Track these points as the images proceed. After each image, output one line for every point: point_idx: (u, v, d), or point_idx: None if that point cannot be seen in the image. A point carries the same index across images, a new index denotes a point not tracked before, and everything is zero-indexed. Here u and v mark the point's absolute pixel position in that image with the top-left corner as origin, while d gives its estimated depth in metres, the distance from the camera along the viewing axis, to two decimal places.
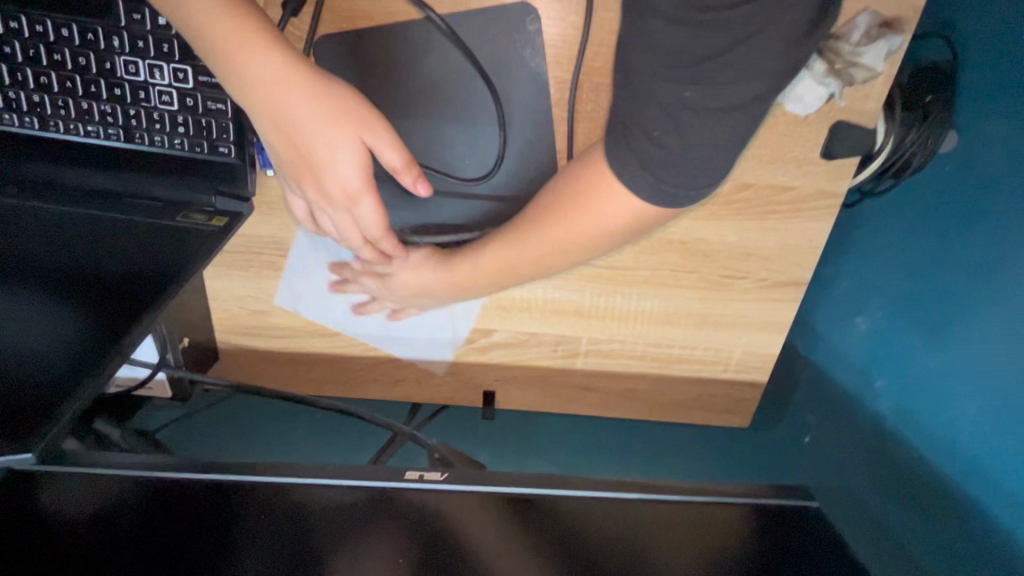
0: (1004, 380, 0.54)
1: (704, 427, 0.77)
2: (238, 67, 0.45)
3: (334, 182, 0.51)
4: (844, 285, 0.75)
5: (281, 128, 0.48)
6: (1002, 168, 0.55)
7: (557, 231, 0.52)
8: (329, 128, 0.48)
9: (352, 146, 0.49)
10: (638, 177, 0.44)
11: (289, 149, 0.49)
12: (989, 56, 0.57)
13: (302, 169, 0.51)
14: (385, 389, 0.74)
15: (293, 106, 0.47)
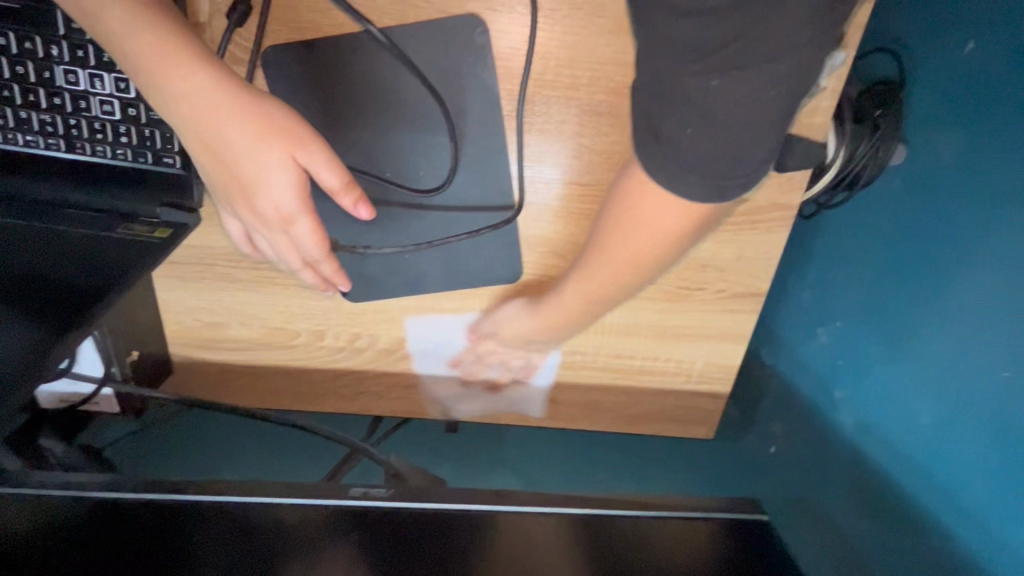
0: (960, 391, 0.55)
1: (668, 439, 0.76)
2: (160, 81, 0.43)
3: (266, 202, 0.48)
4: (804, 297, 0.75)
5: (206, 144, 0.45)
6: (948, 181, 0.56)
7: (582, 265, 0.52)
8: (259, 146, 0.45)
9: (285, 164, 0.46)
10: (679, 180, 0.39)
11: (216, 167, 0.46)
12: (935, 73, 0.58)
13: (232, 188, 0.48)
14: (345, 402, 0.73)
15: (221, 124, 0.44)
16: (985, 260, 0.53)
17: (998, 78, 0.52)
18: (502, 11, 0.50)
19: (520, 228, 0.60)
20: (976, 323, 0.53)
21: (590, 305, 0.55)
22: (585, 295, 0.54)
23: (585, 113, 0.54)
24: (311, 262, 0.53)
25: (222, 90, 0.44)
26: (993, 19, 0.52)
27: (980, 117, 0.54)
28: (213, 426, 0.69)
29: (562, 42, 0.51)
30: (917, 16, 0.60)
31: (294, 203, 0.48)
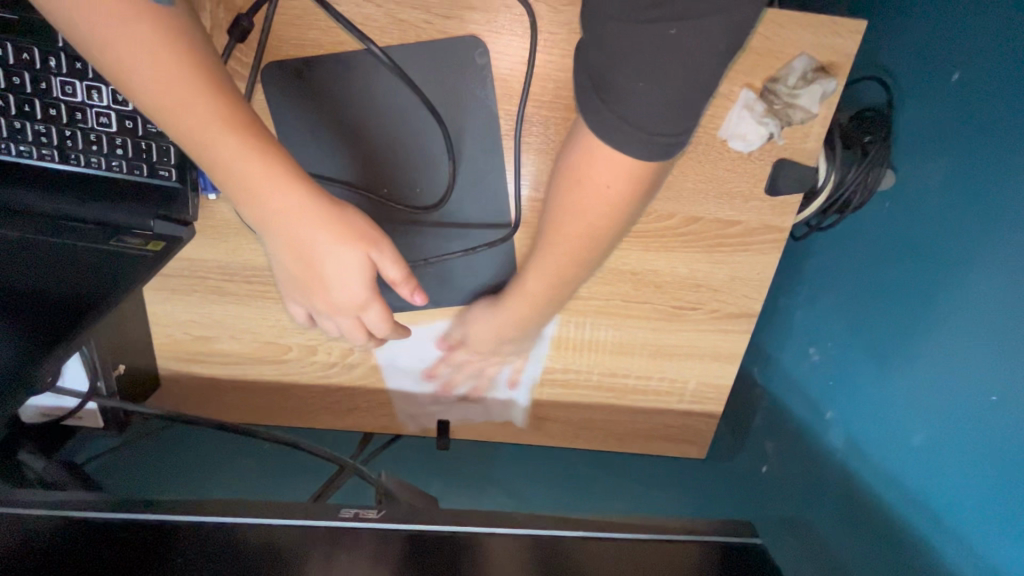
0: (943, 417, 0.56)
1: (661, 457, 0.76)
2: (249, 195, 0.45)
3: (340, 295, 0.52)
4: (796, 316, 0.76)
5: (295, 250, 0.49)
6: (933, 213, 0.58)
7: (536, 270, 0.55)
8: (334, 250, 0.48)
9: (361, 267, 0.50)
10: (625, 134, 0.41)
11: (297, 266, 0.50)
12: (922, 100, 0.60)
13: (310, 284, 0.52)
14: (336, 418, 0.72)
15: (303, 234, 0.47)
16: (978, 280, 0.53)
17: (987, 101, 0.53)
18: (503, 32, 0.51)
19: (516, 245, 0.60)
20: (959, 352, 0.54)
21: (557, 289, 0.55)
22: (553, 278, 0.54)
23: None
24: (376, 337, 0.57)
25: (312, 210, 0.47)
26: (980, 54, 0.54)
27: (968, 141, 0.55)
28: (197, 446, 0.67)
29: (561, 63, 0.52)
30: (905, 46, 0.62)
31: (365, 296, 0.52)
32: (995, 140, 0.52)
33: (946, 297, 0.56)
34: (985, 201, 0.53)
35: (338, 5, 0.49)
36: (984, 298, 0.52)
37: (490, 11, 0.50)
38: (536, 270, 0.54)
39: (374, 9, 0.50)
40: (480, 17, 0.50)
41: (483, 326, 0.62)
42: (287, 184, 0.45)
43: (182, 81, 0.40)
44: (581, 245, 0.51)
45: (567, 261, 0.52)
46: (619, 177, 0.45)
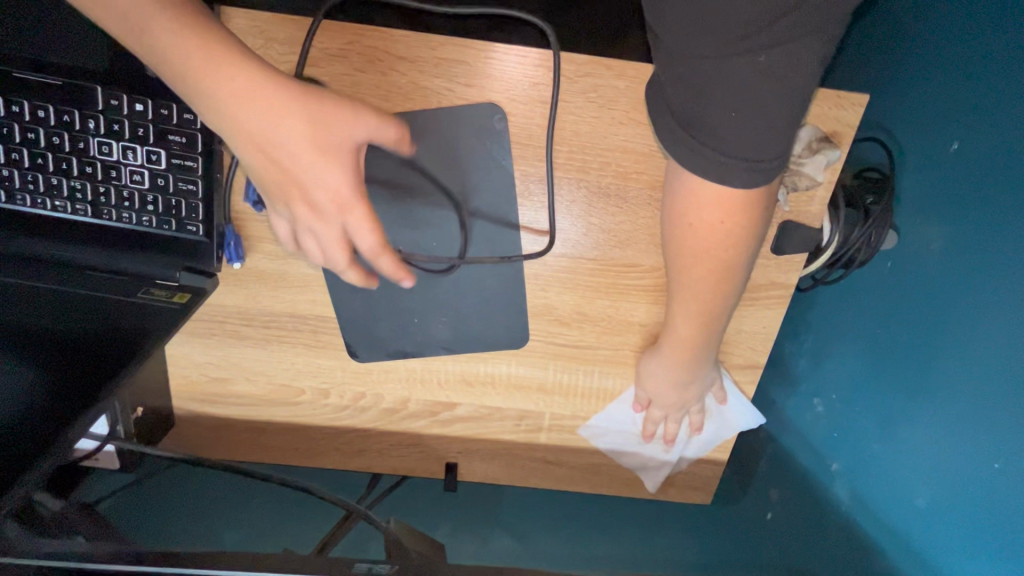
0: (947, 481, 0.58)
1: (667, 503, 0.77)
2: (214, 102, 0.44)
3: (319, 193, 0.47)
4: (799, 365, 0.77)
5: (262, 136, 0.45)
6: (933, 281, 0.60)
7: (680, 315, 0.58)
8: (306, 124, 0.45)
9: (340, 150, 0.46)
10: (726, 166, 0.46)
11: (270, 163, 0.46)
12: (921, 166, 0.62)
13: (286, 188, 0.47)
14: (346, 459, 0.73)
15: (264, 118, 0.44)
16: (979, 350, 0.55)
17: (982, 176, 0.56)
18: (521, 100, 0.53)
19: (528, 296, 0.62)
20: (960, 420, 0.56)
21: (708, 327, 0.58)
22: (702, 316, 0.57)
23: (595, 194, 0.57)
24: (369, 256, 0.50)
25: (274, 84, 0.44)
26: (982, 131, 0.56)
27: (966, 210, 0.57)
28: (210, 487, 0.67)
29: (575, 129, 0.54)
30: (906, 113, 0.65)
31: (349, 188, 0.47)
32: (994, 214, 0.54)
33: (945, 361, 0.58)
34: (982, 276, 0.55)
35: (365, 73, 0.52)
36: (982, 370, 0.55)
37: (510, 80, 0.53)
38: (684, 315, 0.58)
39: (398, 77, 0.52)
40: (499, 86, 0.53)
41: (661, 378, 0.63)
42: (239, 62, 0.43)
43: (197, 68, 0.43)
44: (705, 287, 0.55)
45: (698, 299, 0.56)
46: (732, 215, 0.50)
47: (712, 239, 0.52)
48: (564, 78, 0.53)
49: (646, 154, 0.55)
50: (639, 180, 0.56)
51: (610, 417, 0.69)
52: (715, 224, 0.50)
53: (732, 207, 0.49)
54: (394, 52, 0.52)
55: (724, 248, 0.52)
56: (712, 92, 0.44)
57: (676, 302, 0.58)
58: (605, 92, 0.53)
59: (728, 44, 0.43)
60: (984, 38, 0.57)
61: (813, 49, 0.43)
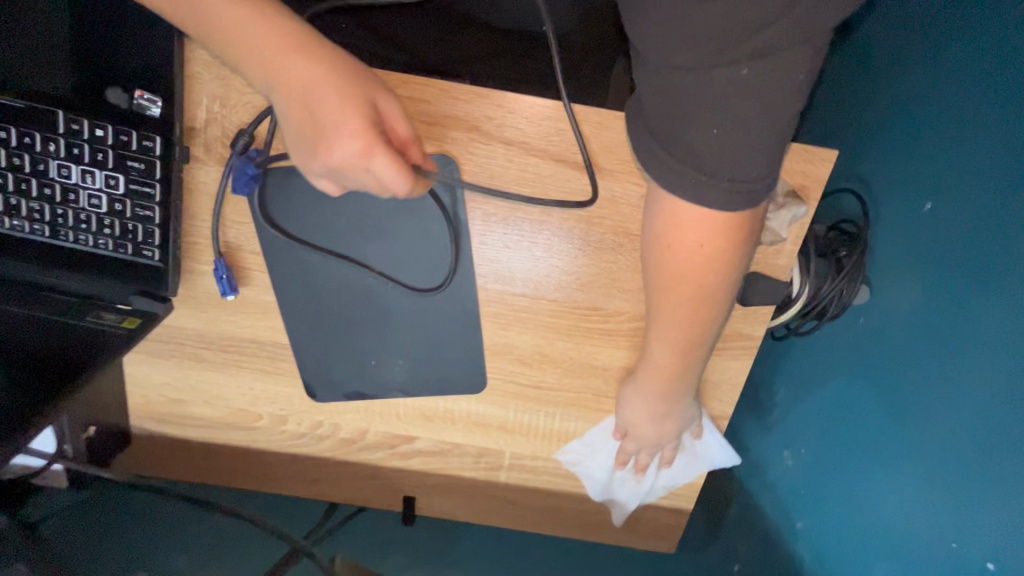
0: (913, 546, 0.55)
1: (629, 549, 0.74)
2: (236, 39, 0.40)
3: (343, 136, 0.42)
4: (773, 416, 0.75)
5: (288, 75, 0.41)
6: (901, 341, 0.58)
7: (659, 343, 0.55)
8: (335, 69, 0.42)
9: (364, 101, 0.43)
10: (705, 188, 0.43)
11: (293, 108, 0.42)
12: (895, 222, 0.61)
13: (307, 136, 0.43)
14: (302, 486, 0.72)
15: (291, 58, 0.41)
16: (945, 419, 0.53)
17: (953, 239, 0.54)
18: (484, 140, 0.53)
19: (488, 335, 0.61)
20: (923, 491, 0.54)
21: (686, 360, 0.55)
22: (678, 348, 0.54)
23: (557, 236, 0.56)
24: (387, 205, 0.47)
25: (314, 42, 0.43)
26: (961, 185, 0.54)
27: (935, 272, 0.56)
28: (162, 511, 0.66)
29: (538, 172, 0.54)
30: (886, 164, 0.63)
31: (373, 137, 0.43)
32: (964, 279, 0.53)
33: (921, 415, 0.56)
34: (965, 331, 0.52)
35: None
36: (946, 440, 0.53)
37: (472, 121, 0.52)
38: (661, 343, 0.54)
39: None
40: (462, 126, 0.52)
41: (635, 411, 0.60)
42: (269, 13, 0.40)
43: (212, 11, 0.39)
44: (686, 314, 0.51)
45: (676, 327, 0.53)
46: (714, 239, 0.47)
47: (695, 264, 0.48)
48: (527, 121, 0.52)
49: (609, 200, 0.55)
50: (602, 225, 0.56)
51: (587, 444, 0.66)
52: (698, 249, 0.47)
53: (713, 229, 0.46)
54: None
55: (704, 274, 0.49)
56: (690, 108, 0.42)
57: (652, 329, 0.55)
58: (568, 136, 0.53)
59: (711, 54, 0.40)
60: (968, 84, 0.55)
61: (786, 75, 0.41)
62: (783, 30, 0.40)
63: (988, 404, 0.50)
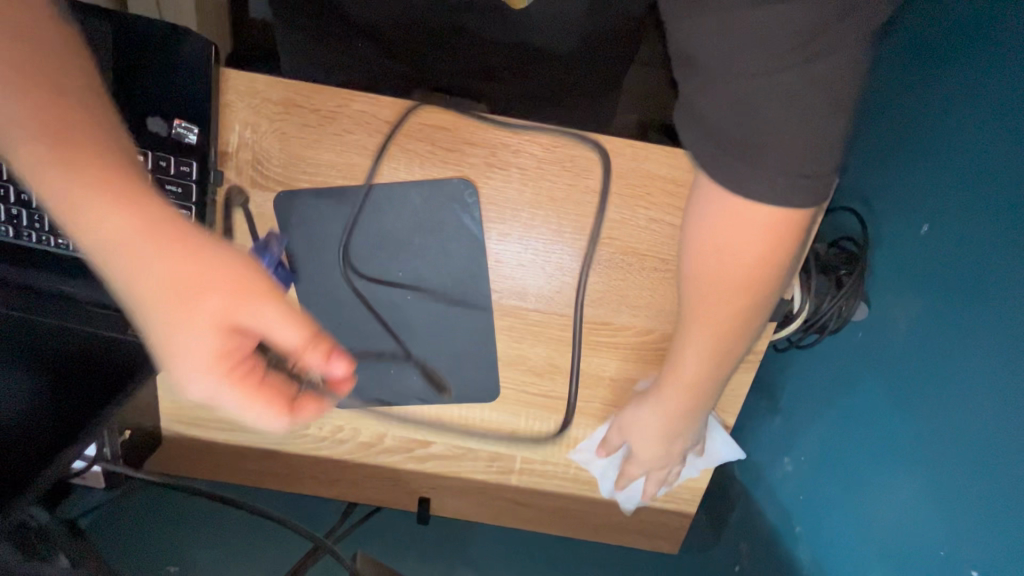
0: (917, 554, 0.57)
1: (635, 550, 0.78)
2: (70, 218, 0.34)
3: (191, 361, 0.37)
4: (774, 424, 0.77)
5: (136, 285, 0.35)
6: (898, 357, 0.61)
7: (689, 352, 0.50)
8: (196, 295, 0.35)
9: (222, 332, 0.36)
10: (771, 188, 0.39)
11: (143, 314, 0.36)
12: (894, 241, 0.63)
13: (160, 358, 0.37)
14: (323, 486, 0.75)
15: (138, 277, 0.35)
16: (938, 434, 0.56)
17: (951, 261, 0.56)
18: (500, 164, 0.55)
19: (501, 348, 0.64)
20: (916, 501, 0.57)
21: (717, 369, 0.50)
22: (711, 355, 0.49)
23: (569, 255, 0.59)
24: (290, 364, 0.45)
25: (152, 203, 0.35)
26: (957, 206, 0.56)
27: (931, 291, 0.58)
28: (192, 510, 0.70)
29: (551, 195, 0.56)
30: (885, 183, 0.65)
31: (208, 375, 0.37)
32: (959, 299, 0.55)
33: (927, 430, 0.57)
34: (973, 352, 0.53)
35: (353, 134, 0.55)
36: (940, 454, 0.55)
37: (489, 147, 0.55)
38: (690, 350, 0.49)
39: (383, 139, 0.55)
40: (480, 151, 0.55)
41: (648, 428, 0.58)
42: (120, 201, 0.34)
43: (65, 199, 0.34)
44: (720, 323, 0.47)
45: (704, 347, 0.49)
46: (754, 257, 0.43)
47: (738, 267, 0.44)
48: (541, 147, 0.55)
49: (619, 221, 0.57)
50: (612, 245, 0.58)
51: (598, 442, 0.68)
52: (739, 269, 0.44)
53: (757, 250, 0.42)
54: (380, 116, 0.54)
55: (741, 294, 0.45)
56: (759, 97, 0.37)
57: (682, 336, 0.50)
58: (580, 162, 0.55)
59: (786, 31, 0.35)
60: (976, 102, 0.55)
61: (859, 60, 0.37)
62: (854, 13, 0.35)
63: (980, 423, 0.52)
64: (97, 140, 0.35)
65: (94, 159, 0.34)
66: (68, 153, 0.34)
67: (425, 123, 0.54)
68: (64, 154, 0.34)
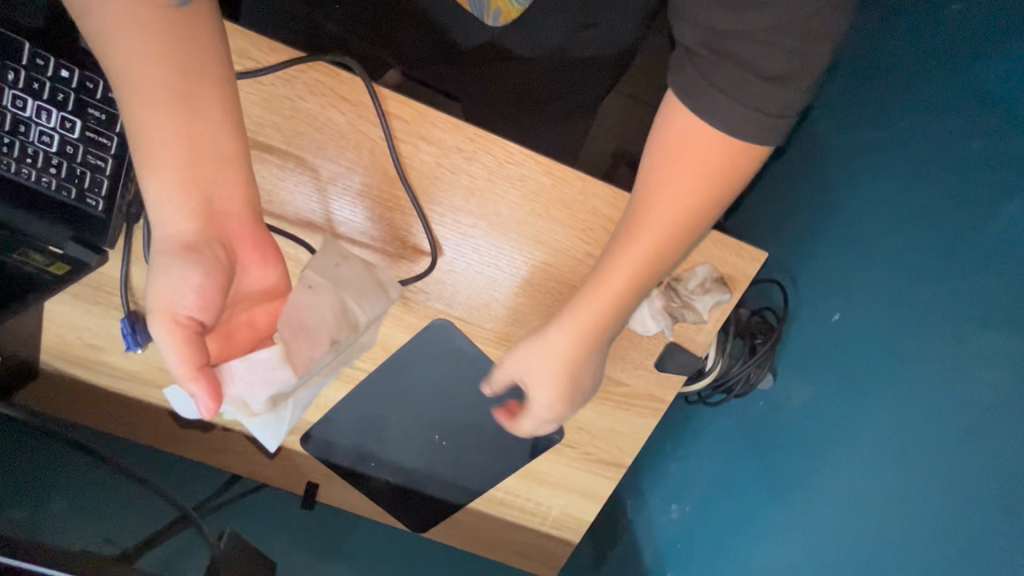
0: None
1: (514, 569, 0.78)
2: (146, 103, 0.43)
3: (186, 298, 0.44)
4: (669, 470, 0.81)
5: (189, 207, 0.45)
6: (785, 428, 0.67)
7: (644, 228, 0.47)
8: (184, 268, 0.44)
9: (196, 309, 0.45)
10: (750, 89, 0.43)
11: (184, 213, 0.45)
12: (806, 327, 0.69)
13: (168, 277, 0.44)
14: (207, 454, 0.71)
15: (188, 201, 0.45)
16: (805, 507, 0.62)
17: (844, 353, 0.63)
18: (454, 168, 0.55)
19: (416, 347, 0.63)
20: (774, 562, 0.63)
21: (645, 278, 0.49)
22: (657, 257, 0.48)
23: (502, 271, 0.59)
24: (177, 370, 0.44)
25: (203, 246, 0.45)
26: (863, 306, 0.62)
27: (828, 377, 0.64)
28: (69, 459, 0.64)
29: (497, 210, 0.56)
30: (810, 269, 0.72)
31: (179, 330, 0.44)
32: (846, 387, 0.61)
33: (858, 481, 0.57)
34: (896, 414, 0.55)
35: (307, 102, 0.52)
36: (796, 524, 0.62)
37: (445, 149, 0.54)
38: (638, 238, 0.48)
39: (337, 115, 0.53)
40: (435, 151, 0.54)
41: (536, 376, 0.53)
42: (207, 94, 0.45)
43: (183, 98, 0.43)
44: (651, 253, 0.48)
45: (619, 283, 0.49)
46: (700, 197, 0.47)
47: (691, 175, 0.46)
48: (496, 161, 0.55)
49: (557, 250, 0.58)
50: (545, 271, 0.59)
51: (243, 376, 0.47)
52: (690, 191, 0.47)
53: (708, 173, 0.46)
54: (338, 92, 0.52)
55: (687, 216, 0.47)
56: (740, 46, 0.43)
57: (632, 214, 0.48)
58: (532, 184, 0.55)
59: (755, 56, 0.43)
60: (921, 200, 0.60)
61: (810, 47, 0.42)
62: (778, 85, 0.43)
63: (837, 499, 0.59)
64: (204, 68, 0.44)
65: (221, 71, 0.45)
66: (209, 86, 0.45)
67: (383, 112, 0.52)
68: (182, 72, 0.43)
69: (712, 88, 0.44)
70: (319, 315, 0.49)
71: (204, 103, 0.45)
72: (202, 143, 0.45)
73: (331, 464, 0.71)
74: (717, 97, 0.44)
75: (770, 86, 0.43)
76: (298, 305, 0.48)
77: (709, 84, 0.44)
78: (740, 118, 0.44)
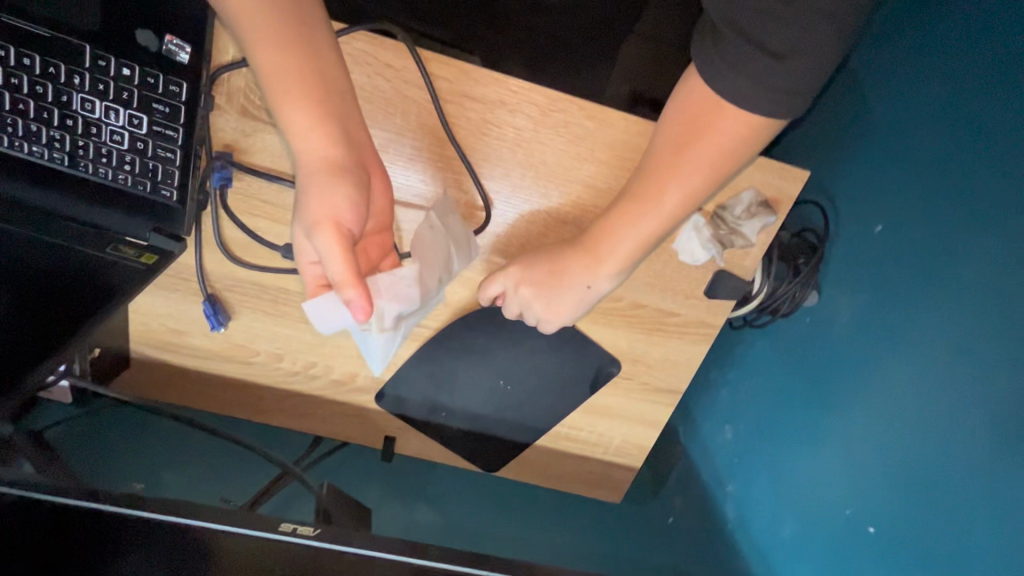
0: (886, 514, 0.60)
1: (582, 498, 0.84)
2: (273, 48, 0.47)
3: (345, 211, 0.46)
4: (721, 394, 0.85)
5: (329, 135, 0.47)
6: (834, 342, 0.69)
7: (680, 163, 0.51)
8: (336, 183, 0.46)
9: (353, 220, 0.46)
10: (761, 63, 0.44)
11: (325, 142, 0.47)
12: (849, 242, 0.71)
13: (326, 192, 0.46)
14: (290, 421, 0.77)
15: (330, 130, 0.47)
16: (858, 413, 0.65)
17: (890, 262, 0.64)
18: (499, 122, 0.57)
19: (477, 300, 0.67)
20: (831, 467, 0.67)
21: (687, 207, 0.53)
22: (693, 194, 0.52)
23: (553, 217, 0.61)
24: (336, 276, 0.44)
25: (349, 169, 0.47)
26: (908, 215, 0.63)
27: (875, 287, 0.66)
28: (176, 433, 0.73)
29: (543, 158, 0.58)
30: (849, 185, 0.73)
31: (340, 240, 0.44)
32: (895, 291, 0.63)
33: (913, 384, 0.59)
34: (953, 314, 0.57)
35: (353, 73, 0.54)
36: (850, 429, 0.65)
37: (489, 105, 0.56)
38: (677, 170, 0.51)
39: (383, 83, 0.55)
40: (479, 108, 0.56)
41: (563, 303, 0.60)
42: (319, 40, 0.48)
43: (305, 42, 0.47)
44: (690, 185, 0.52)
45: (653, 219, 0.53)
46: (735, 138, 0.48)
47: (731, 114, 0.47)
48: (538, 110, 0.56)
49: (603, 191, 0.60)
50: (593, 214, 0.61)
51: (388, 289, 0.49)
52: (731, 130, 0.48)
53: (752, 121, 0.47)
54: (382, 59, 0.54)
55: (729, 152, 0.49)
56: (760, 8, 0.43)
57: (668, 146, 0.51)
58: (575, 129, 0.57)
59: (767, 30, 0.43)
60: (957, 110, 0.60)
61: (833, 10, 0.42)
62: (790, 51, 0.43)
63: (890, 400, 0.61)
64: (310, 22, 0.48)
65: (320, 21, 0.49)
66: (315, 33, 0.48)
67: (426, 74, 0.54)
68: (295, 19, 0.47)
69: (722, 58, 0.45)
70: (435, 251, 0.54)
71: (318, 47, 0.48)
72: (326, 83, 0.48)
73: (405, 419, 0.76)
74: (726, 70, 0.45)
75: (780, 58, 0.44)
76: (422, 243, 0.54)
77: (726, 65, 0.45)
78: (748, 91, 0.45)
